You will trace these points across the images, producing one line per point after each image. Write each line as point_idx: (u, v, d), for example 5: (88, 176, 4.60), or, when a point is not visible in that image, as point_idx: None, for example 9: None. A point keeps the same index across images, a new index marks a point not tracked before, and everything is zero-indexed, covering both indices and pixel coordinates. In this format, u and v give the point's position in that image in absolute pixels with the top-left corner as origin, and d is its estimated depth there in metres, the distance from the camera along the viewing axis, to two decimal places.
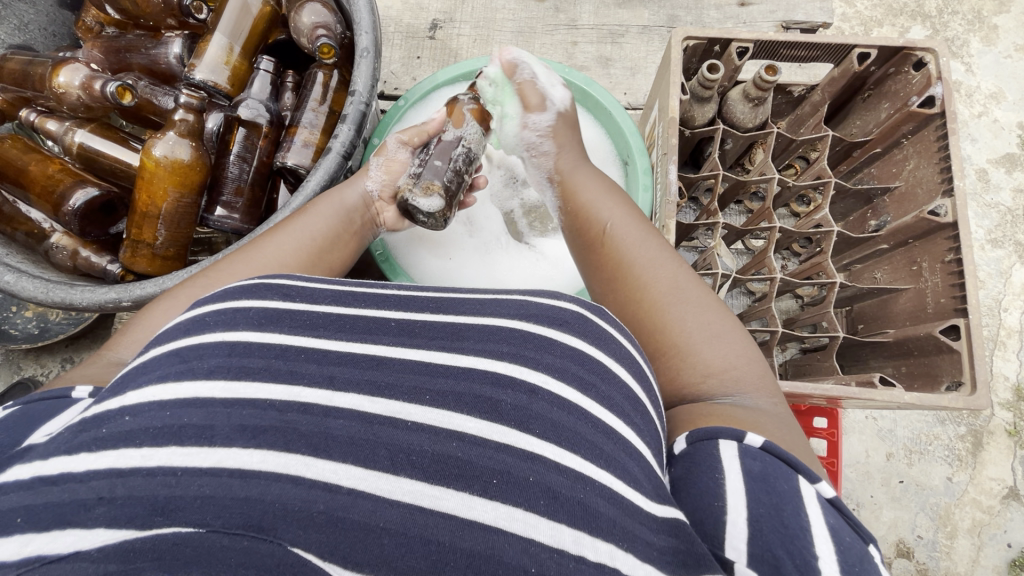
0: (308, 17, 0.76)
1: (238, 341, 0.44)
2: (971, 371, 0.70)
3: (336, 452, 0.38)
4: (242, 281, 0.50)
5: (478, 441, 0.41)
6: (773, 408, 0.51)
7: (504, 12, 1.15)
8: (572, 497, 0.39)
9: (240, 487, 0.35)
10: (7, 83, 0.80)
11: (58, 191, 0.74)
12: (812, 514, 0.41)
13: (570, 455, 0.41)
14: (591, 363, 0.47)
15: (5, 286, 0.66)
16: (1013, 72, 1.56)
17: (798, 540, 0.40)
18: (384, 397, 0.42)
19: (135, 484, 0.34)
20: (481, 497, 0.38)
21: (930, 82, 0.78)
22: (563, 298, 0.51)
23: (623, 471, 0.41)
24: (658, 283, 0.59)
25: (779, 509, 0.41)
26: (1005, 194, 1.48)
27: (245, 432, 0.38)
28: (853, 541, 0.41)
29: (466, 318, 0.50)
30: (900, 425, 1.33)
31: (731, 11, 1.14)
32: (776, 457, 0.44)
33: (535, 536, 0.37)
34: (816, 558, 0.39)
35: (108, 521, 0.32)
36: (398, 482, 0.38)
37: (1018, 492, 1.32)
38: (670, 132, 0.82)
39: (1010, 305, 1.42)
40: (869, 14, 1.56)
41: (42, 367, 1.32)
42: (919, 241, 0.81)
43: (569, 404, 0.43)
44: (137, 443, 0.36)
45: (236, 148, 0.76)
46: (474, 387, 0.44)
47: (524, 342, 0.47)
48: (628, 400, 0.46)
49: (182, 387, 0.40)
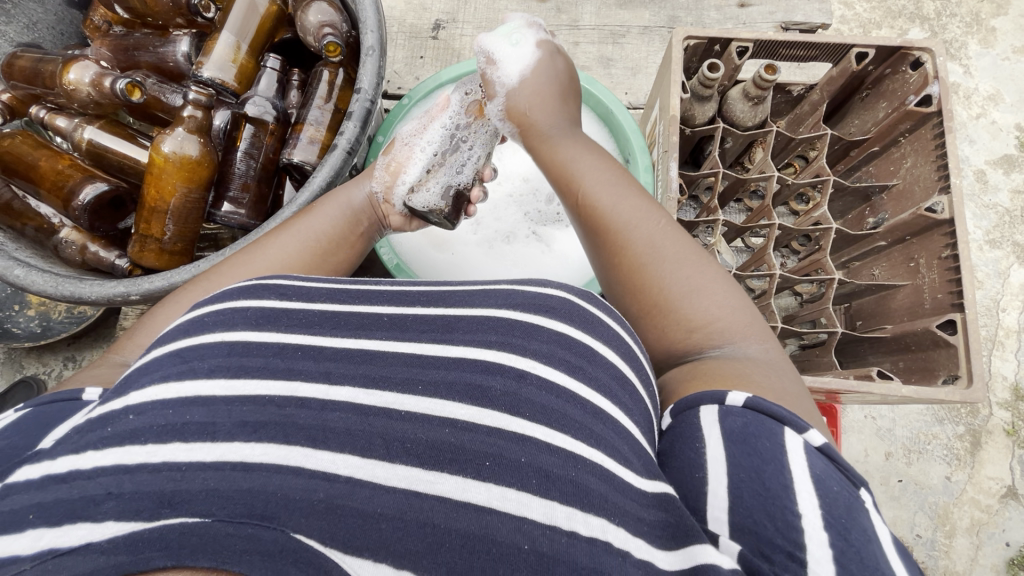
0: (315, 17, 0.77)
1: (237, 341, 0.45)
2: (968, 366, 0.71)
3: (333, 442, 0.39)
4: (239, 283, 0.51)
5: (469, 426, 0.41)
6: (764, 355, 0.53)
7: (506, 12, 1.16)
8: (563, 475, 0.39)
9: (243, 478, 0.36)
10: (18, 81, 0.82)
11: (68, 186, 0.76)
12: (795, 467, 0.41)
13: (560, 435, 0.41)
14: (578, 347, 0.48)
15: (16, 280, 0.67)
16: (1011, 74, 1.57)
17: (781, 501, 0.40)
18: (378, 389, 0.43)
19: (141, 480, 0.35)
20: (475, 480, 0.39)
21: (927, 82, 0.79)
22: (549, 286, 0.52)
23: (612, 450, 0.42)
24: (648, 233, 0.59)
25: (759, 471, 0.41)
26: (1003, 195, 1.49)
27: (245, 428, 0.39)
28: (840, 489, 0.41)
29: (456, 310, 0.51)
30: (899, 424, 1.34)
31: (731, 12, 1.16)
32: (759, 412, 0.44)
33: (528, 514, 0.37)
34: (799, 516, 0.39)
35: (117, 515, 0.33)
36: (393, 470, 0.38)
37: (1016, 491, 1.33)
38: (671, 130, 0.83)
39: (1008, 305, 1.43)
40: (868, 16, 1.57)
41: (44, 366, 1.33)
42: (916, 237, 0.82)
43: (557, 386, 0.44)
44: (142, 441, 0.37)
45: (244, 145, 0.77)
46: (462, 375, 0.45)
47: (511, 330, 0.48)
48: (616, 381, 0.47)
49: (183, 386, 0.41)
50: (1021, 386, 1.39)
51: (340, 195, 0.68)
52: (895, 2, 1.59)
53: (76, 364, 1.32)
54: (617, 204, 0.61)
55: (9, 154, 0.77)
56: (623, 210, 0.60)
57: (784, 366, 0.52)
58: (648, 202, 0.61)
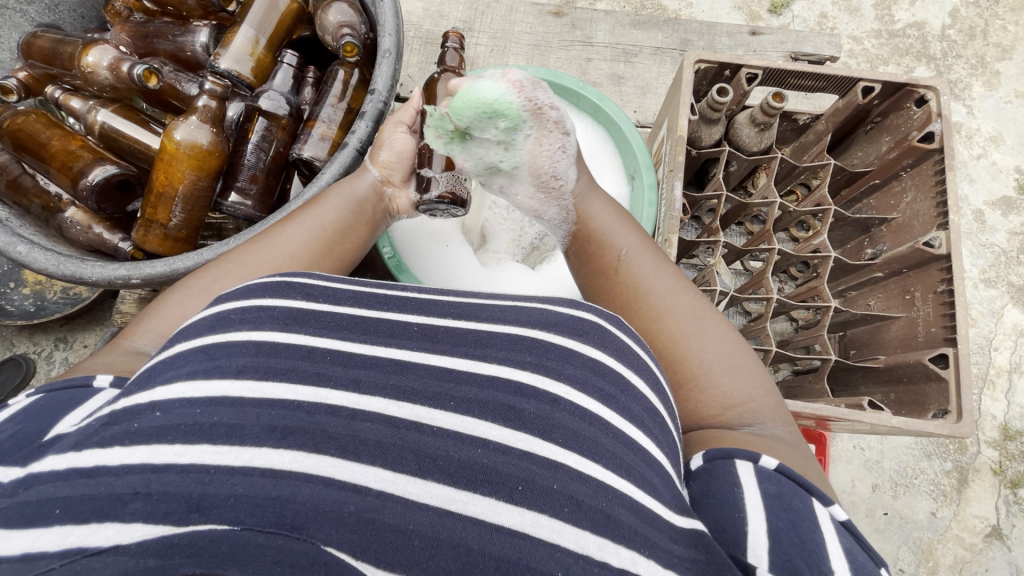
0: (334, 17, 0.78)
1: (264, 341, 0.45)
2: (958, 401, 0.71)
3: (364, 455, 0.40)
4: (263, 278, 0.51)
5: (502, 448, 0.42)
6: (788, 436, 0.54)
7: (522, 25, 1.18)
8: (595, 505, 0.40)
9: (272, 485, 0.36)
10: (36, 60, 0.82)
11: (78, 166, 0.76)
12: (826, 532, 0.43)
13: (592, 464, 0.42)
14: (611, 375, 0.48)
15: (19, 257, 0.67)
16: (1013, 117, 1.60)
17: (815, 554, 0.42)
18: (411, 401, 0.44)
19: (169, 480, 0.35)
20: (507, 502, 0.39)
21: (929, 119, 0.81)
22: (583, 308, 0.52)
23: (643, 482, 0.43)
24: (680, 309, 0.61)
25: (796, 524, 0.43)
26: (1000, 235, 1.51)
27: (275, 432, 0.39)
28: (866, 559, 0.43)
29: (486, 326, 0.51)
30: (887, 456, 1.34)
31: (742, 39, 1.18)
32: (789, 479, 0.47)
33: (560, 542, 0.38)
34: (832, 570, 0.41)
35: (145, 516, 0.33)
36: (426, 487, 0.39)
37: (1000, 531, 1.33)
38: (679, 150, 0.84)
39: (1000, 344, 1.44)
40: (875, 51, 1.60)
41: (35, 346, 1.33)
42: (913, 271, 0.83)
43: (590, 414, 0.45)
44: (169, 441, 0.37)
45: (255, 138, 0.78)
46: (497, 396, 0.45)
47: (546, 353, 0.48)
48: (647, 413, 0.48)
49: (211, 384, 0.41)
50: (1010, 426, 1.40)
51: (344, 187, 0.67)
52: (903, 39, 1.62)
53: (68, 346, 1.33)
54: (649, 276, 0.63)
55: (22, 132, 0.77)
56: (653, 283, 0.63)
57: (803, 446, 0.54)
58: (674, 276, 0.64)
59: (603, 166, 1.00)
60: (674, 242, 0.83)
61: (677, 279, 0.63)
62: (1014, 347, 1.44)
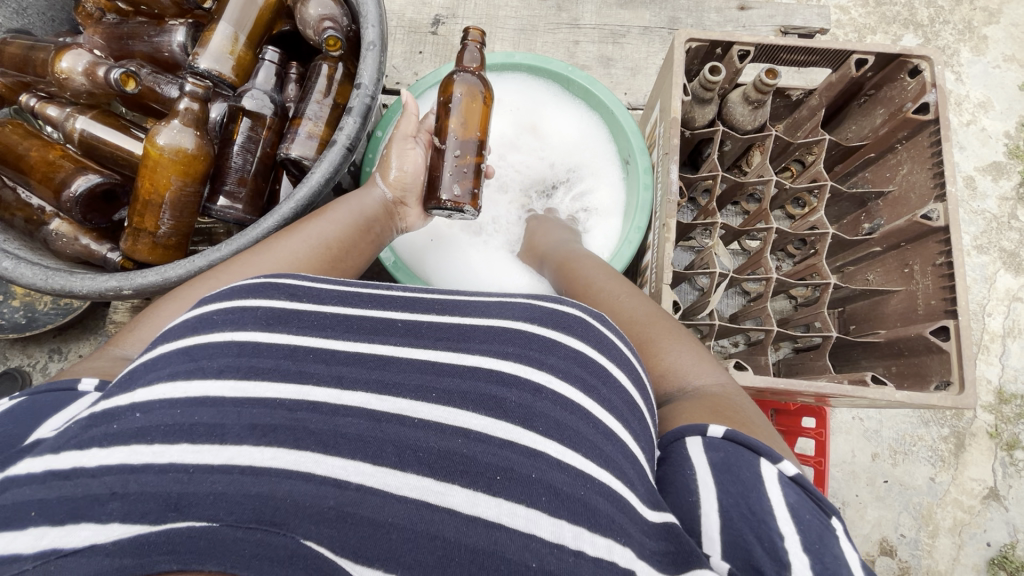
0: (315, 9, 0.76)
1: (248, 341, 0.44)
2: (960, 371, 0.72)
3: (345, 449, 0.39)
4: (247, 278, 0.50)
5: (483, 438, 0.41)
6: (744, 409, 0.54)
7: (507, 9, 1.16)
8: (573, 494, 0.39)
9: (251, 482, 0.36)
10: (7, 68, 0.79)
11: (60, 177, 0.74)
12: (773, 495, 0.44)
13: (572, 453, 0.41)
14: (593, 366, 0.48)
15: (4, 273, 0.66)
16: (1001, 82, 1.59)
17: (766, 523, 0.42)
18: (391, 395, 0.43)
19: (147, 480, 0.35)
20: (486, 494, 0.39)
21: (924, 90, 0.80)
22: (566, 302, 0.52)
23: (620, 473, 0.42)
24: (623, 305, 0.66)
25: (746, 497, 0.43)
26: (991, 201, 1.51)
27: (255, 430, 0.39)
28: (813, 520, 0.43)
29: (470, 319, 0.50)
30: (885, 425, 1.35)
31: (731, 15, 1.17)
32: (740, 444, 0.46)
33: (536, 532, 0.38)
34: (782, 538, 0.41)
35: (122, 515, 0.33)
36: (406, 479, 0.38)
37: (997, 493, 1.36)
38: (672, 132, 0.83)
39: (994, 310, 1.45)
40: (863, 21, 1.59)
41: (29, 358, 1.31)
42: (911, 244, 0.83)
43: (571, 404, 0.44)
44: (148, 440, 0.37)
45: (240, 139, 0.76)
46: (479, 386, 0.44)
47: (529, 344, 0.48)
48: (627, 405, 0.48)
49: (191, 385, 0.40)
50: (1004, 389, 1.41)
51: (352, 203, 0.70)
52: (890, 7, 1.60)
53: (62, 357, 1.31)
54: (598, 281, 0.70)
55: None
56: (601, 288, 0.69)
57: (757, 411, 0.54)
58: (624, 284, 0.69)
59: (592, 152, 0.99)
60: (671, 226, 0.82)
61: (622, 284, 0.69)
62: (1007, 312, 1.45)
